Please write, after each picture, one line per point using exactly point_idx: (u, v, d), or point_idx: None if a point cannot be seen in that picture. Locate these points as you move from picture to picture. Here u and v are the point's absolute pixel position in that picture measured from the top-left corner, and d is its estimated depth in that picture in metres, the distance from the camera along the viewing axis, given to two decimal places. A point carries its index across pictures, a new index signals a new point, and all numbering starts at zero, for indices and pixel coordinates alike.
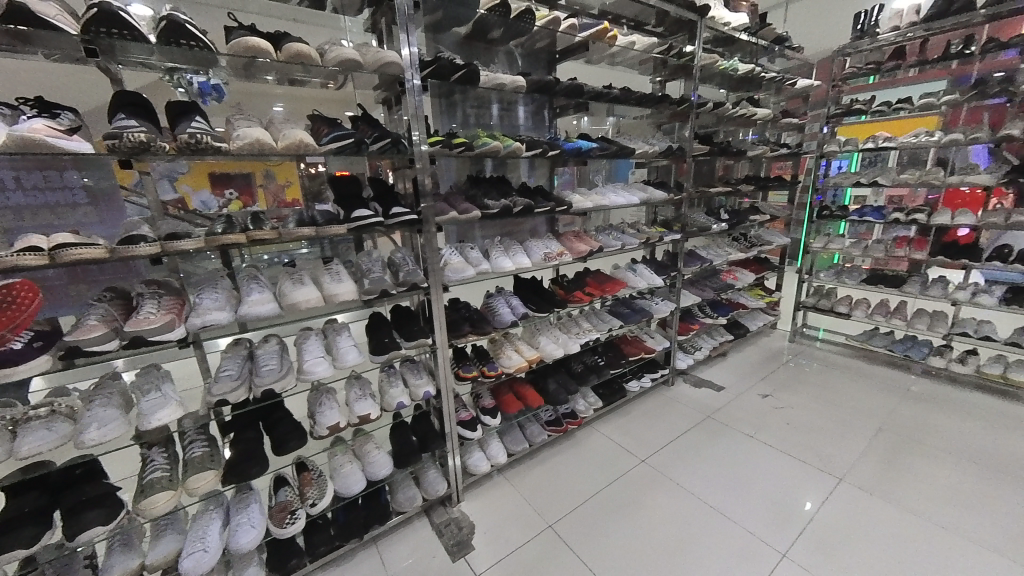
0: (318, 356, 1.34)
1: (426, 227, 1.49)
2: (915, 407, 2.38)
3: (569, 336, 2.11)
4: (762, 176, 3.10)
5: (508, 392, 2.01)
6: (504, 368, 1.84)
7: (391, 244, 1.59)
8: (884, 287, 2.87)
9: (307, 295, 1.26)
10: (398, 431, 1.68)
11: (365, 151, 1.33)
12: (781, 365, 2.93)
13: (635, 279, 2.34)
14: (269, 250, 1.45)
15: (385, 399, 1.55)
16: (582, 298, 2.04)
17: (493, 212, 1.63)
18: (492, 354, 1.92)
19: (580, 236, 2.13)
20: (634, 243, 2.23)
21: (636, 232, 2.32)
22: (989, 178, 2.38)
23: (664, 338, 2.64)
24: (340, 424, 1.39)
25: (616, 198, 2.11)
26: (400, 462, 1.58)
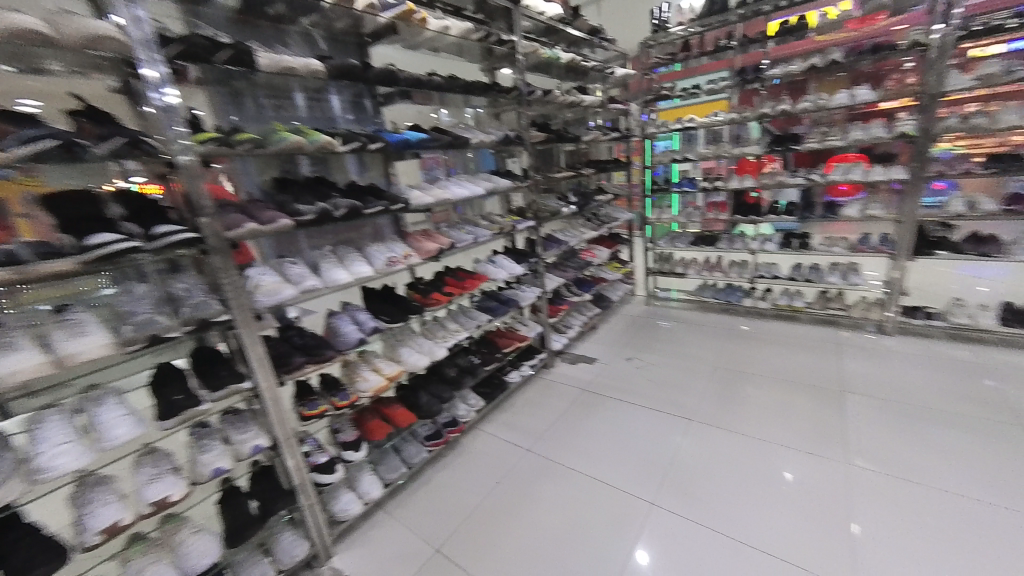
0: (63, 444, 0.98)
1: (215, 248, 1.19)
2: (739, 344, 2.84)
3: (434, 341, 1.97)
4: (602, 159, 3.36)
5: (373, 418, 1.79)
6: (359, 394, 1.62)
7: (172, 273, 1.25)
8: (705, 247, 3.36)
9: (19, 363, 0.90)
10: (228, 501, 1.36)
11: (91, 157, 1.00)
12: (641, 329, 3.24)
13: (497, 270, 2.29)
14: (48, 297, 1.12)
15: (195, 470, 1.22)
16: (441, 298, 1.93)
17: (308, 219, 1.39)
18: (345, 380, 1.68)
19: (429, 235, 1.99)
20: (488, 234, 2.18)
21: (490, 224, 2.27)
22: (759, 148, 2.93)
23: (537, 324, 2.67)
24: (122, 522, 1.05)
25: (460, 192, 2.01)
26: (233, 540, 1.27)
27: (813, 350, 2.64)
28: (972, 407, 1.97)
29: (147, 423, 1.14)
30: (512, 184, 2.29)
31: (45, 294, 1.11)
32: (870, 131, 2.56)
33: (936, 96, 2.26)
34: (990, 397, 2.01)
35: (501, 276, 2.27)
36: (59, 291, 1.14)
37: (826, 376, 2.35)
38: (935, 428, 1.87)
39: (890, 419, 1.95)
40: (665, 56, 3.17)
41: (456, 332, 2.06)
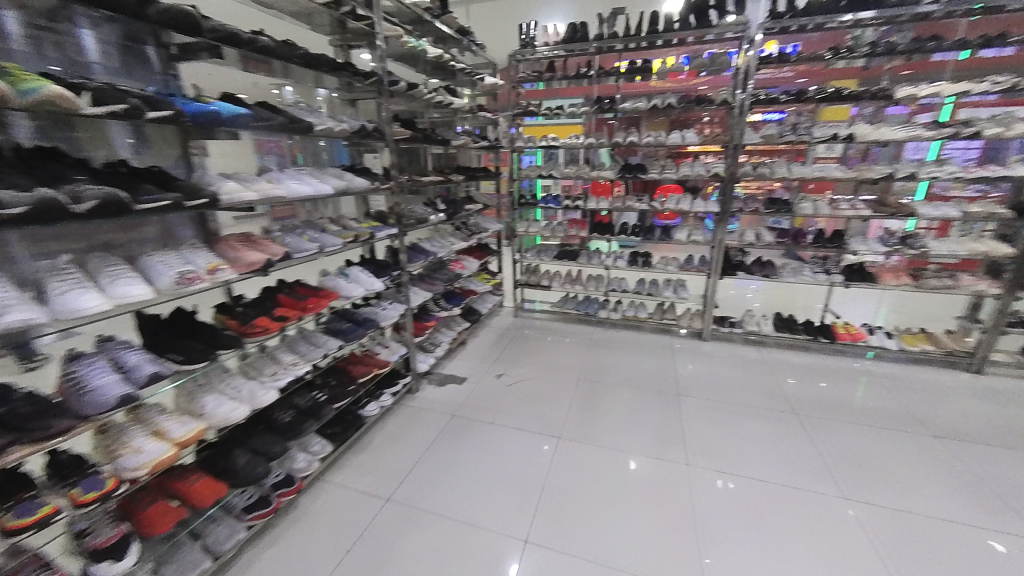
0: None
1: None
2: (597, 353, 3.03)
3: (259, 381, 1.52)
4: (471, 167, 3.24)
5: (156, 501, 1.28)
6: (124, 474, 1.11)
7: None
8: (567, 261, 3.54)
9: None
10: None
11: None
12: (510, 341, 3.21)
13: (352, 286, 1.90)
14: None
15: None
16: (267, 325, 1.49)
17: (12, 215, 0.86)
18: (100, 456, 1.15)
19: (253, 242, 1.52)
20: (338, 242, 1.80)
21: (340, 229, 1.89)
22: (612, 173, 3.20)
23: (400, 345, 2.37)
24: None
25: (299, 190, 1.61)
26: None
27: (655, 356, 2.97)
28: (765, 399, 2.43)
29: None
30: (369, 184, 1.96)
31: None
32: (692, 169, 3.00)
33: (737, 146, 2.78)
34: (775, 390, 2.52)
35: (355, 293, 1.88)
36: None
37: (666, 380, 2.64)
38: (743, 420, 2.24)
39: (714, 416, 2.26)
40: (532, 73, 3.24)
41: (292, 366, 1.63)
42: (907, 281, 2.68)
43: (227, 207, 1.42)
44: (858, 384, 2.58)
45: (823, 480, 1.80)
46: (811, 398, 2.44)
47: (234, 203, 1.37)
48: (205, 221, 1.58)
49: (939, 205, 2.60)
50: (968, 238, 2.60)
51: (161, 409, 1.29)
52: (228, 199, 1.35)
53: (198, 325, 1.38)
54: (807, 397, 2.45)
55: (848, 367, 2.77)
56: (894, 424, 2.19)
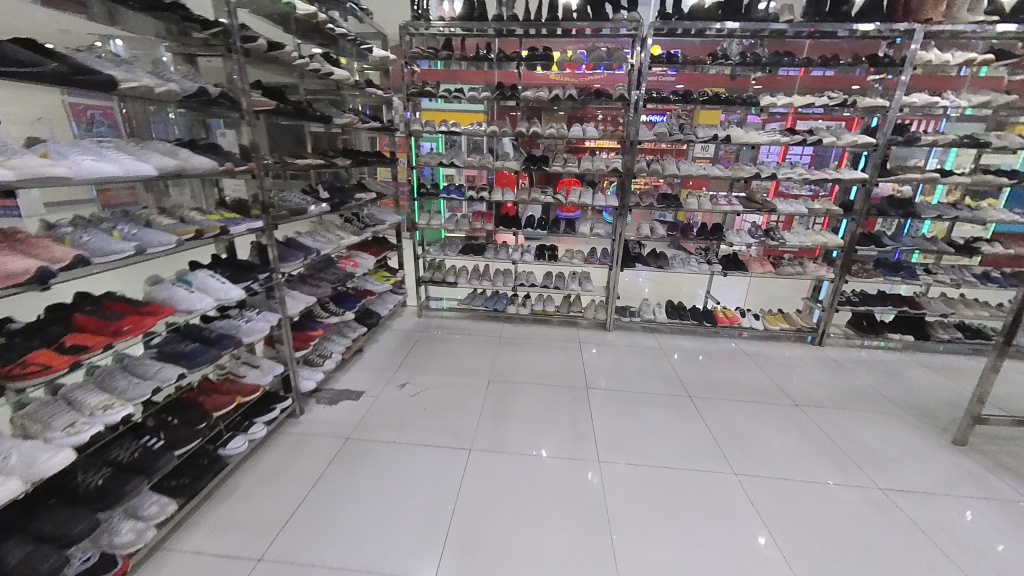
0: None
1: None
2: (507, 351, 2.93)
3: (45, 441, 1.06)
4: (361, 151, 2.84)
5: None
6: None
7: None
8: (473, 256, 3.36)
9: None
10: None
11: None
12: (413, 345, 2.94)
13: (198, 296, 1.43)
14: None
15: None
16: (48, 361, 1.02)
17: None
18: None
19: (21, 243, 1.04)
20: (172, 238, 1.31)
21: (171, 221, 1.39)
22: (517, 164, 3.09)
23: (276, 363, 1.96)
24: None
25: (100, 167, 1.13)
26: None
27: (563, 350, 2.97)
28: (663, 385, 2.57)
29: None
30: (218, 164, 1.51)
31: None
32: (594, 163, 3.03)
33: (634, 142, 2.86)
34: (670, 375, 2.70)
35: (201, 306, 1.41)
36: None
37: (574, 375, 2.65)
38: (646, 408, 2.33)
39: (619, 407, 2.32)
40: (427, 49, 2.94)
41: (104, 412, 1.17)
42: (770, 269, 3.05)
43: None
44: (734, 362, 2.89)
45: (715, 459, 1.95)
46: (698, 379, 2.67)
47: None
48: None
49: (793, 203, 2.99)
50: (812, 231, 3.05)
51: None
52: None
53: None
54: (696, 379, 2.66)
55: (725, 347, 3.09)
56: (763, 397, 2.49)
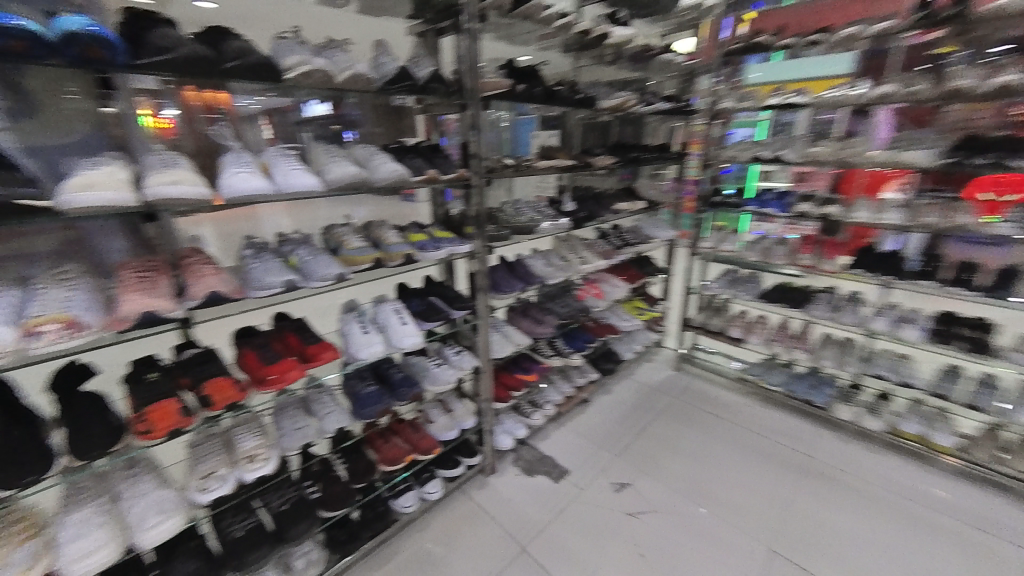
0: None
1: None
2: (816, 493, 1.63)
3: (181, 487, 0.94)
4: (638, 144, 2.12)
5: None
6: None
7: None
8: (782, 307, 2.09)
9: None
10: None
11: None
12: (655, 419, 2.09)
13: (362, 340, 1.13)
14: None
15: None
16: (152, 418, 0.82)
17: None
18: None
19: (189, 270, 0.88)
20: (336, 272, 0.99)
21: (353, 246, 1.07)
22: (927, 156, 1.58)
23: (469, 415, 1.57)
24: None
25: (262, 183, 0.86)
26: None
27: (965, 551, 1.39)
28: None
29: None
30: (413, 173, 1.10)
31: None
32: None
33: None
34: None
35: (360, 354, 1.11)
36: None
37: None
38: None
39: None
40: None
41: (243, 467, 0.99)
42: None
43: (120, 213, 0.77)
44: None
45: None
46: None
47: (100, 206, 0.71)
48: (143, 227, 0.94)
49: None
50: None
51: (13, 527, 0.80)
52: (85, 199, 0.69)
53: (76, 400, 0.83)
54: None
55: None
56: None
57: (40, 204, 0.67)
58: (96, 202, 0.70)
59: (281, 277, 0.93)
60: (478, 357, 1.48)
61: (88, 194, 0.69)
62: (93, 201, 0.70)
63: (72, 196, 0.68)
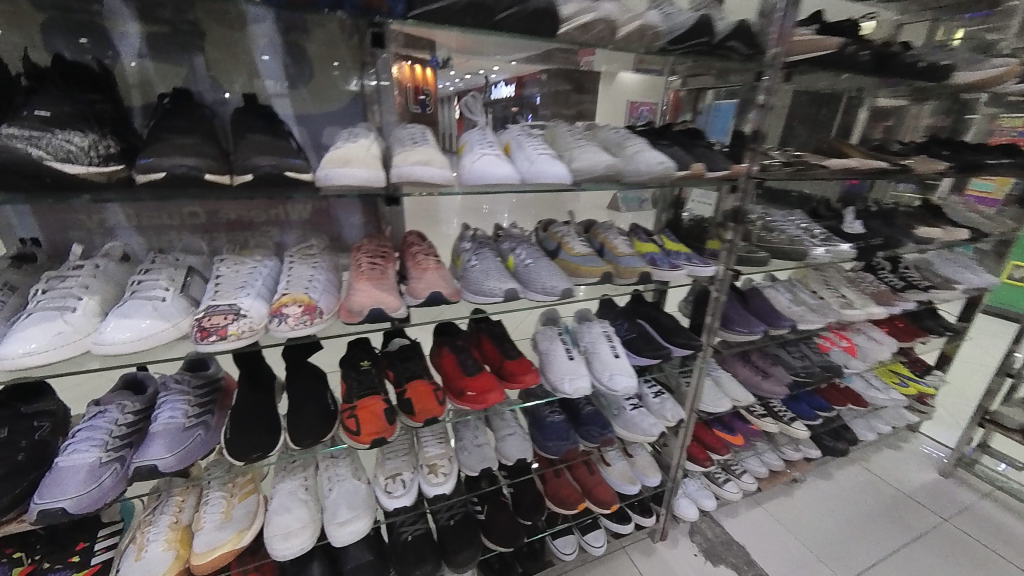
0: None
1: None
2: None
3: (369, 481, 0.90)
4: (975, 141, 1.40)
5: None
6: None
7: None
8: None
9: None
10: None
11: None
12: (913, 546, 1.43)
13: (567, 366, 0.91)
14: None
15: None
16: (361, 417, 0.75)
17: None
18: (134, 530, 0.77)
19: (414, 261, 0.78)
20: (563, 287, 0.79)
21: (578, 252, 0.87)
22: None
23: (653, 470, 1.22)
24: None
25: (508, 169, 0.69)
26: None
27: None
28: None
29: None
30: (676, 166, 0.81)
31: None
32: None
33: None
34: None
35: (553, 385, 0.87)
36: None
37: None
38: None
39: None
40: None
41: (426, 478, 0.90)
42: None
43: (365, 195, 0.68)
44: None
45: None
46: None
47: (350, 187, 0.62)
48: (380, 206, 0.90)
49: None
50: None
51: (242, 479, 0.84)
52: (340, 178, 0.60)
53: (303, 376, 0.83)
54: None
55: None
56: None
57: (303, 178, 0.58)
58: (347, 183, 0.61)
59: (503, 285, 0.77)
60: (685, 406, 1.15)
61: (342, 174, 0.60)
62: (345, 181, 0.61)
63: (328, 174, 0.59)
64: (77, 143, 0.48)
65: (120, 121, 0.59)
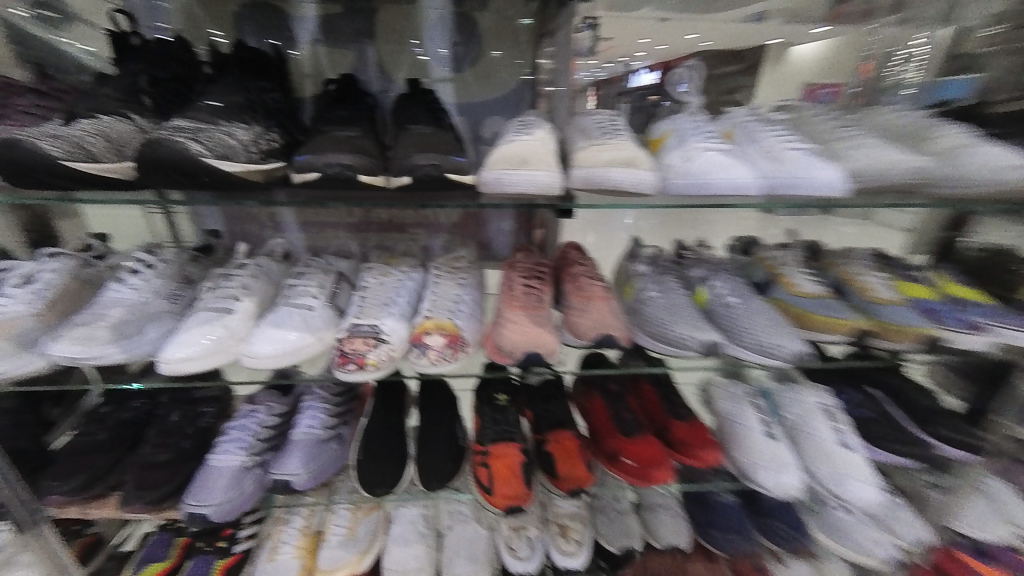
0: None
1: None
2: None
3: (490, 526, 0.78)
4: None
5: None
6: None
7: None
8: None
9: None
10: None
11: None
12: None
13: (767, 450, 0.64)
14: None
15: None
16: (496, 472, 0.61)
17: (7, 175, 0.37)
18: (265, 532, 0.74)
19: (577, 288, 0.61)
20: (796, 349, 0.54)
21: (810, 292, 0.60)
22: None
23: None
24: None
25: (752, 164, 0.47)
26: None
27: None
28: None
29: None
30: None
31: None
32: None
33: None
34: None
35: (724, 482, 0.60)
36: None
37: None
38: None
39: None
40: None
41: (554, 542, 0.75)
42: None
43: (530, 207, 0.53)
44: None
45: None
46: None
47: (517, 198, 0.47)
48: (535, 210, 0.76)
49: None
50: None
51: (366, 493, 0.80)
52: (509, 187, 0.46)
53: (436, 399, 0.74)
54: None
55: None
56: None
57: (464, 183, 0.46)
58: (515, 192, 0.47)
59: (703, 335, 0.54)
60: None
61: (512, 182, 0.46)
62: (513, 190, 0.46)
63: (495, 181, 0.46)
64: (240, 136, 0.42)
65: (288, 110, 0.53)
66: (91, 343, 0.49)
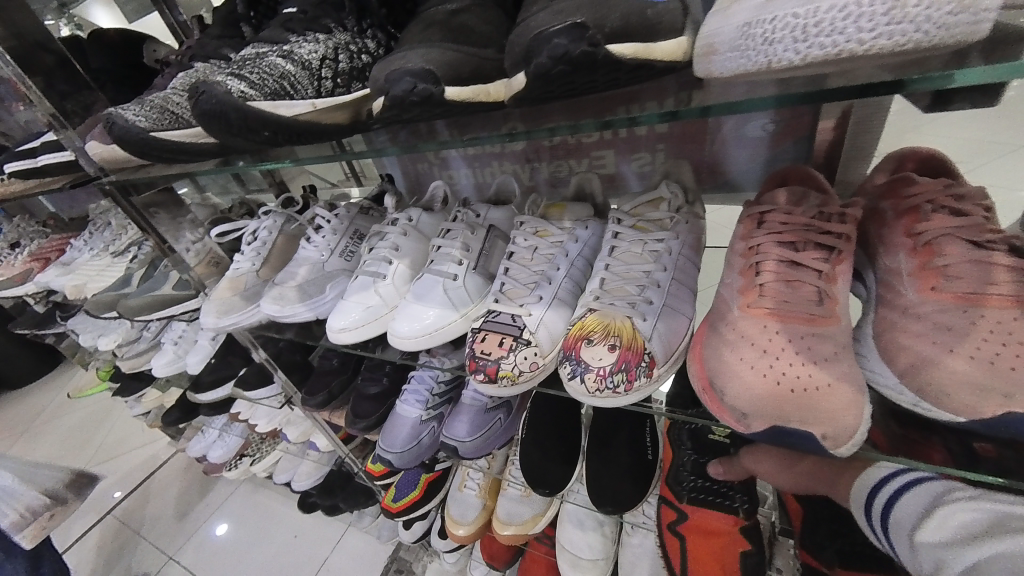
0: (167, 343, 0.90)
1: (134, 187, 0.54)
2: None
3: None
4: None
5: (511, 550, 0.76)
6: (454, 530, 0.68)
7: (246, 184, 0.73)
8: None
9: (85, 259, 0.78)
10: (309, 473, 1.01)
11: None
12: None
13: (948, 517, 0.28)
14: (25, 177, 0.59)
15: (264, 423, 0.96)
16: (693, 553, 0.44)
17: (135, 149, 0.34)
18: (462, 469, 0.74)
19: (931, 276, 0.27)
20: None
21: None
22: None
23: None
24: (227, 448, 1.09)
25: None
26: (302, 507, 1.01)
27: None
28: None
29: (198, 364, 0.84)
30: None
31: (37, 182, 0.61)
32: None
33: None
34: None
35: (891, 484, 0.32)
36: (39, 182, 0.60)
37: None
38: None
39: None
40: None
41: None
42: None
43: (828, 86, 0.22)
44: None
45: None
46: None
47: (813, 56, 0.18)
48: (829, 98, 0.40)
49: None
50: None
51: None
52: (796, 26, 0.17)
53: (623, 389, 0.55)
54: None
55: None
56: None
57: (656, 55, 0.20)
58: (812, 35, 0.17)
59: None
60: None
61: (812, 8, 0.17)
62: (808, 30, 0.17)
63: (756, 14, 0.18)
64: (300, 54, 0.29)
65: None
66: (284, 302, 0.52)
